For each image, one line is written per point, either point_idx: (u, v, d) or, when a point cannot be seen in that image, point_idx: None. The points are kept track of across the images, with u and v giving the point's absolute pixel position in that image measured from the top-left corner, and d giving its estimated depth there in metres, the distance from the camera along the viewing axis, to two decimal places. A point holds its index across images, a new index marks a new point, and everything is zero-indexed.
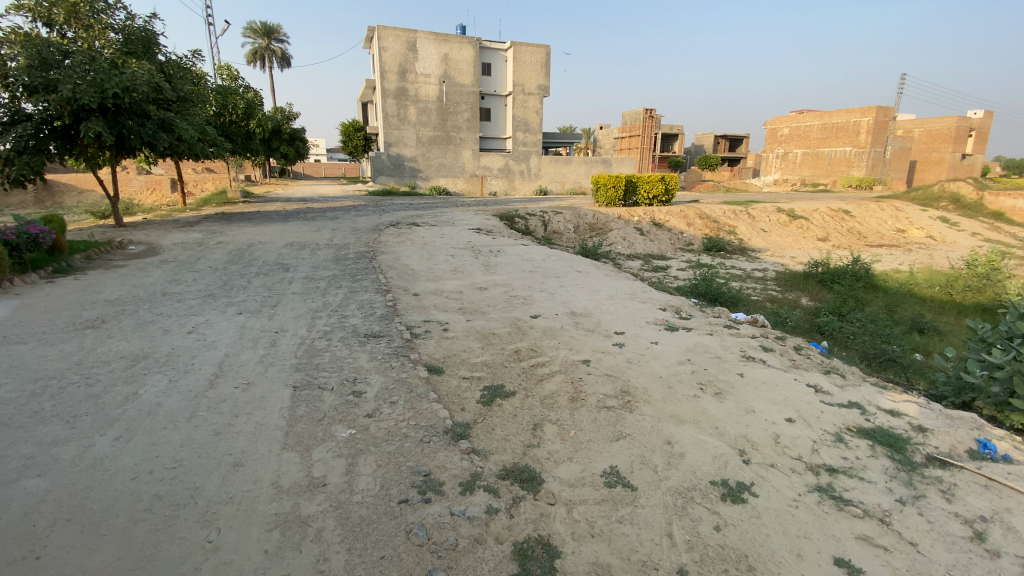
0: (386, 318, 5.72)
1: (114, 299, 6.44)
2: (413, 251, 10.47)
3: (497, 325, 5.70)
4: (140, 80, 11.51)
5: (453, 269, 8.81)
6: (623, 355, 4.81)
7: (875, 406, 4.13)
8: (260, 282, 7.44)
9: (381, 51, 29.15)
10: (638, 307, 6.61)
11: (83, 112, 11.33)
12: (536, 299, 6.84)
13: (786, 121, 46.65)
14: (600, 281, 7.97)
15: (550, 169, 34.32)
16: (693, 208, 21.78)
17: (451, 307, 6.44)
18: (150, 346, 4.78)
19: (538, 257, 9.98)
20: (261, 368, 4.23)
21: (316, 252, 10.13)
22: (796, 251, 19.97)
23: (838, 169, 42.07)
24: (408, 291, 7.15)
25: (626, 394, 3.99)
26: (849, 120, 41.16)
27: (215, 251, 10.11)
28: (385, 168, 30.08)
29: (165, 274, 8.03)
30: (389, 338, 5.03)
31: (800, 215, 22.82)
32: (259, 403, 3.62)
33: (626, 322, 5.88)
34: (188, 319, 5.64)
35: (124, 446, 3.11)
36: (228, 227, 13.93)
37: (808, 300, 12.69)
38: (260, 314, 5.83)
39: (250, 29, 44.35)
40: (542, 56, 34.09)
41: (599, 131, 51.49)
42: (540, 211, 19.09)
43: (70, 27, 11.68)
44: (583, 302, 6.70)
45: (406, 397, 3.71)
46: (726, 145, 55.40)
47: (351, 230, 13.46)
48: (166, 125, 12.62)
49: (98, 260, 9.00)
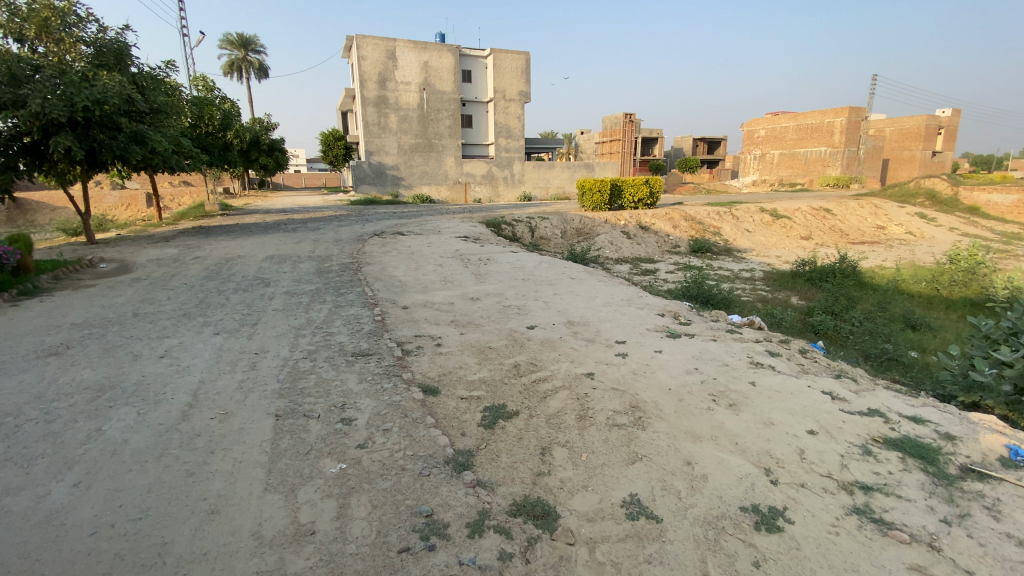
0: (374, 334, 5.40)
1: (80, 322, 6.01)
2: (400, 261, 10.15)
3: (493, 337, 5.41)
4: (111, 92, 10.97)
5: (442, 279, 8.52)
6: (627, 366, 4.55)
7: (896, 413, 3.93)
8: (239, 299, 7.05)
9: (360, 60, 28.85)
10: (636, 313, 6.38)
11: (52, 127, 10.78)
12: (530, 308, 6.57)
13: (763, 123, 47.34)
14: (594, 288, 7.74)
15: (533, 174, 34.22)
16: (677, 210, 21.78)
17: (443, 320, 6.14)
18: (118, 374, 4.39)
19: (529, 264, 9.73)
20: (240, 395, 3.88)
21: (299, 265, 9.76)
22: (780, 250, 20.04)
23: (815, 168, 42.74)
24: (397, 304, 6.84)
25: (636, 409, 3.73)
26: (823, 120, 41.86)
27: (192, 267, 9.67)
28: (368, 177, 29.67)
29: (138, 293, 7.60)
30: (378, 356, 4.71)
31: (783, 215, 22.96)
32: (238, 436, 3.28)
33: (626, 330, 5.64)
34: (161, 341, 5.24)
35: (83, 493, 2.74)
36: (206, 242, 13.45)
37: (799, 299, 12.66)
38: (240, 334, 5.46)
39: (225, 40, 43.67)
40: (521, 62, 34.07)
41: (581, 135, 51.70)
42: (527, 217, 18.90)
43: (41, 42, 11.13)
44: (580, 310, 6.44)
45: (401, 423, 3.40)
46: (705, 148, 56.05)
47: (334, 241, 13.07)
48: (139, 137, 12.09)
49: (67, 280, 8.54)
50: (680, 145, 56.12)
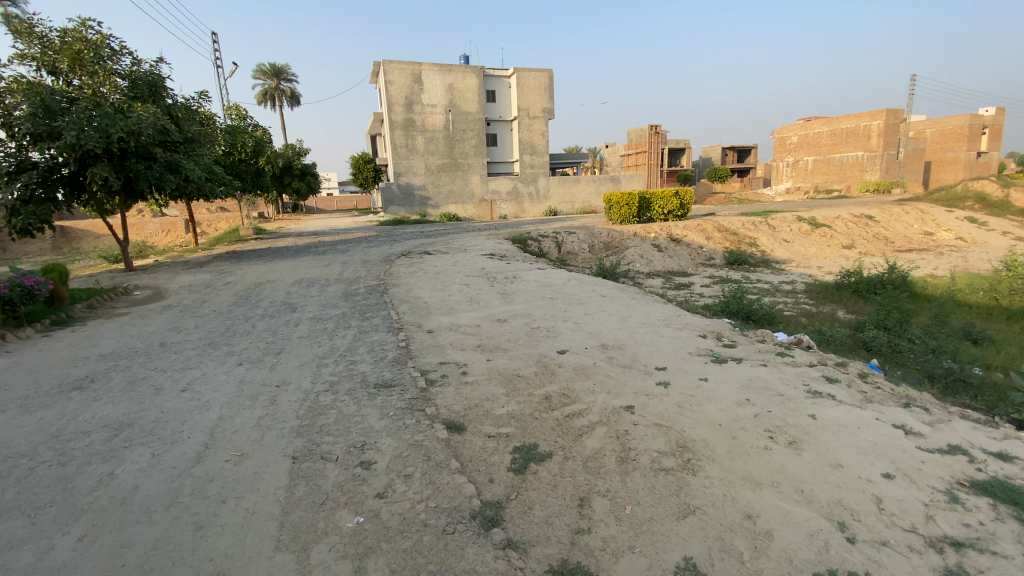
0: (399, 362, 5.18)
1: (108, 353, 6.00)
2: (426, 282, 10.01)
3: (522, 364, 5.12)
4: (145, 123, 11.35)
5: (468, 300, 8.30)
6: (670, 398, 4.20)
7: (982, 449, 3.42)
8: (264, 326, 6.97)
9: (387, 85, 29.49)
10: (675, 335, 5.99)
11: (89, 158, 11.15)
12: (560, 331, 6.26)
13: (794, 129, 46.10)
14: (628, 306, 7.37)
15: (559, 190, 34.03)
16: (710, 221, 21.13)
17: (469, 345, 5.87)
18: (137, 410, 4.26)
19: (558, 282, 9.42)
20: (258, 434, 3.68)
21: (325, 288, 9.72)
22: (821, 260, 19.17)
23: (852, 174, 41.22)
24: (422, 328, 6.63)
25: (684, 450, 3.38)
26: (859, 124, 40.46)
27: (222, 293, 9.74)
28: (396, 198, 30.07)
29: (167, 322, 7.63)
30: (402, 388, 4.46)
31: (822, 223, 22.03)
32: (252, 482, 3.07)
33: (665, 354, 5.27)
34: (183, 373, 5.14)
35: (85, 549, 2.55)
36: (237, 266, 13.66)
37: (845, 313, 11.95)
38: (262, 364, 5.32)
39: (259, 71, 45.43)
40: (545, 79, 34.19)
41: (606, 149, 51.35)
42: (554, 232, 18.64)
43: (76, 75, 11.62)
44: (614, 333, 6.09)
45: (424, 467, 3.12)
46: (734, 157, 54.98)
47: (361, 262, 13.08)
48: (173, 166, 12.44)
49: (100, 309, 8.68)
50: (708, 155, 55.17)
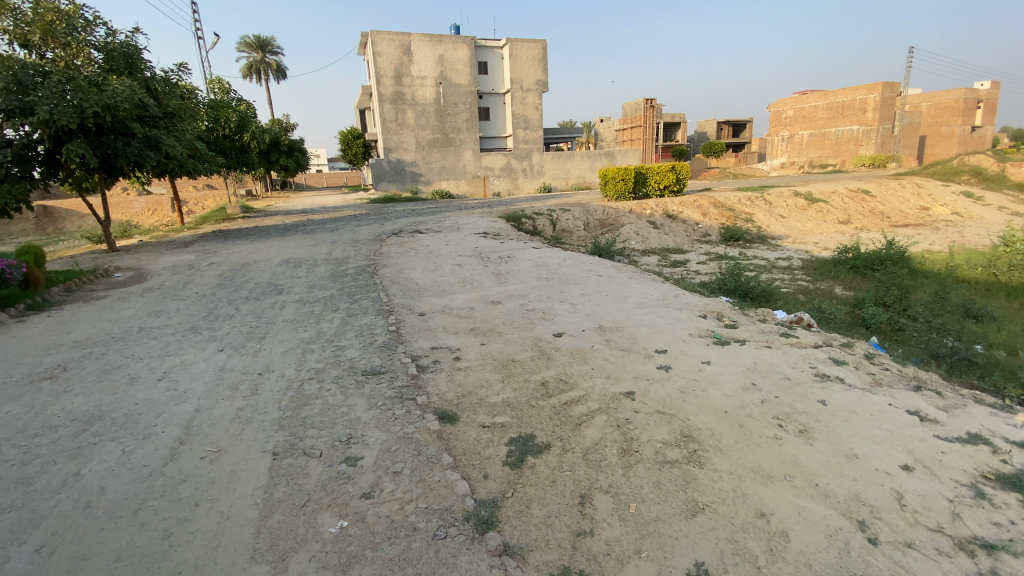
0: (388, 348, 4.94)
1: (84, 339, 5.73)
2: (418, 262, 9.73)
3: (517, 348, 4.90)
4: (121, 96, 10.79)
5: (461, 281, 8.06)
6: (672, 383, 4.00)
7: (1003, 439, 3.27)
8: (248, 309, 6.70)
9: (376, 57, 28.56)
10: (675, 316, 5.79)
11: (64, 134, 10.63)
12: (556, 313, 6.03)
13: (790, 103, 45.43)
14: (626, 286, 7.15)
15: (553, 165, 33.45)
16: (706, 197, 20.85)
17: (462, 328, 5.64)
18: (109, 402, 4.02)
19: (553, 261, 9.18)
20: (236, 428, 3.46)
21: (314, 269, 9.43)
22: (817, 236, 19.01)
23: (847, 148, 40.85)
24: (414, 311, 6.38)
25: (690, 439, 3.19)
26: (855, 98, 39.93)
27: (206, 274, 9.42)
28: (386, 175, 29.46)
29: (148, 305, 7.34)
30: (391, 375, 4.24)
31: (819, 198, 21.80)
32: (228, 482, 2.86)
33: (666, 336, 5.06)
34: (161, 361, 4.89)
35: (42, 563, 2.35)
36: (224, 246, 13.30)
37: (843, 290, 11.83)
38: (245, 350, 5.07)
39: (244, 42, 43.97)
40: (538, 51, 33.23)
41: (600, 123, 50.49)
42: (548, 210, 18.29)
43: (49, 48, 10.99)
44: (612, 314, 5.87)
45: (413, 463, 2.91)
46: (730, 132, 54.33)
47: (351, 242, 12.74)
48: (153, 142, 11.91)
49: (79, 291, 8.37)
50: (703, 129, 54.50)
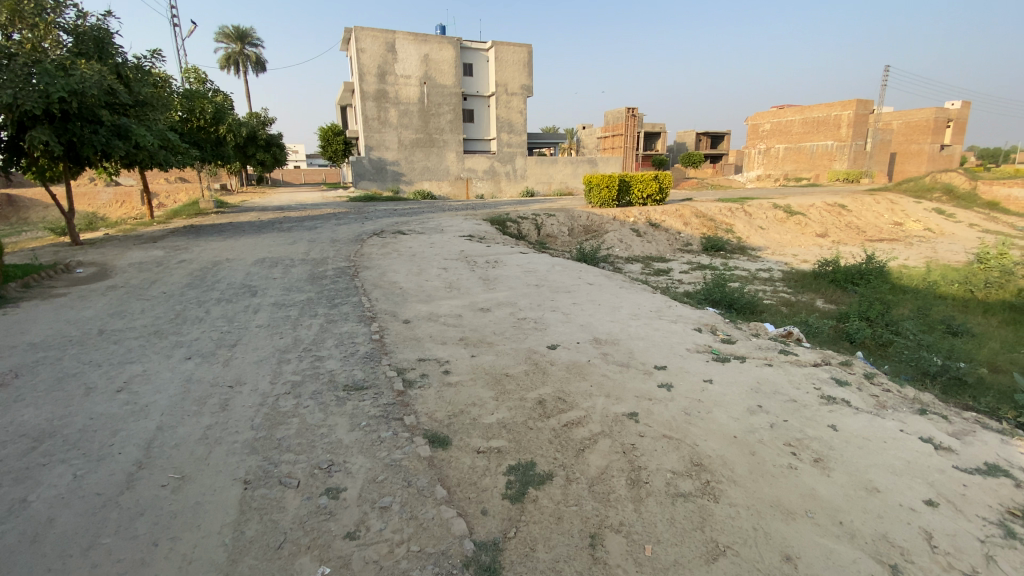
0: (371, 359, 4.62)
1: (36, 342, 5.23)
2: (401, 265, 9.38)
3: (510, 361, 4.63)
4: (90, 82, 10.15)
5: (447, 286, 7.75)
6: (676, 403, 3.78)
7: (1018, 471, 3.19)
8: (220, 313, 6.26)
9: (359, 53, 28.03)
10: (671, 329, 5.60)
11: (26, 119, 9.95)
12: (549, 323, 5.78)
13: (768, 116, 46.37)
14: (618, 296, 6.95)
15: (536, 170, 33.31)
16: (688, 206, 20.95)
17: (450, 338, 5.34)
18: (59, 416, 3.60)
19: (542, 268, 8.93)
20: (203, 450, 3.10)
21: (291, 270, 8.99)
22: (796, 248, 19.27)
23: (821, 163, 41.83)
24: (398, 318, 6.05)
25: (701, 469, 2.98)
26: (830, 114, 40.97)
27: (175, 272, 8.90)
28: (367, 173, 28.92)
29: (110, 305, 6.82)
30: (375, 391, 3.92)
31: (797, 211, 22.14)
32: (194, 516, 2.52)
33: (664, 351, 4.86)
34: (122, 369, 4.46)
35: None
36: (195, 242, 12.68)
37: (824, 303, 11.91)
38: (215, 358, 4.68)
39: (222, 33, 42.81)
40: (524, 55, 33.11)
41: (583, 130, 50.69)
42: (532, 214, 18.09)
43: (14, 28, 10.25)
44: (606, 325, 5.65)
45: (403, 497, 2.63)
46: (708, 143, 55.26)
47: (330, 241, 12.29)
48: (122, 131, 11.25)
49: (36, 287, 7.78)
50: (682, 140, 55.25)
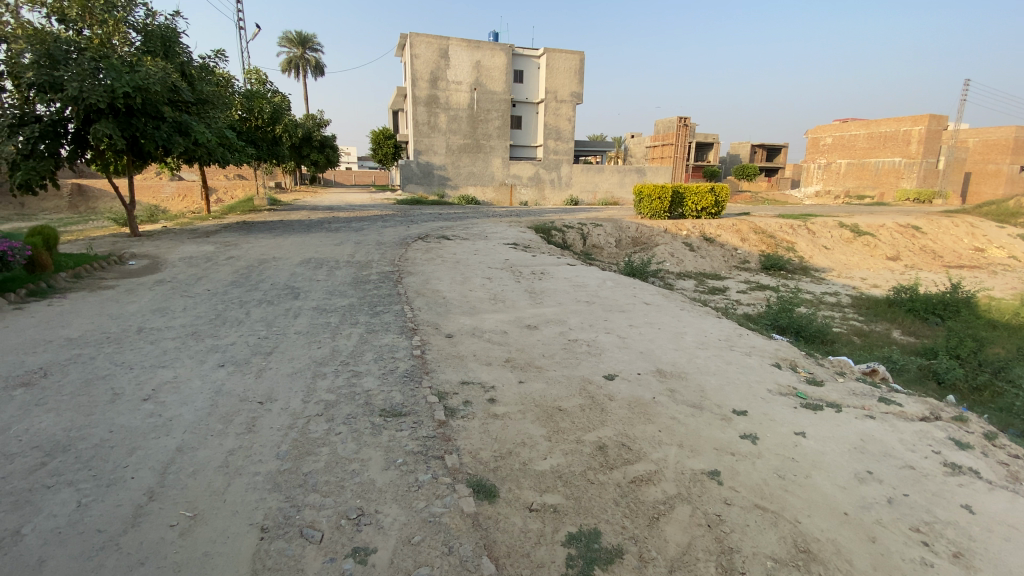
0: (411, 379, 4.22)
1: (75, 338, 5.12)
2: (445, 272, 9.05)
3: (562, 391, 4.12)
4: (154, 78, 10.38)
5: (493, 298, 7.33)
6: (766, 462, 3.21)
7: None
8: (259, 315, 6.05)
9: (413, 59, 28.35)
10: (745, 363, 4.94)
11: (93, 113, 10.23)
12: (603, 347, 5.22)
13: (830, 130, 43.78)
14: (680, 319, 6.32)
15: (583, 178, 32.61)
16: (746, 221, 19.86)
17: (495, 358, 4.88)
18: (81, 426, 3.36)
19: (592, 282, 8.38)
20: (221, 483, 2.75)
21: (335, 272, 8.81)
22: (864, 271, 17.90)
23: (887, 180, 39.36)
24: (440, 331, 5.66)
25: (809, 559, 2.43)
26: (899, 129, 38.48)
27: (222, 269, 8.89)
28: (414, 177, 29.26)
29: (154, 300, 6.76)
30: (414, 419, 3.48)
31: (866, 231, 20.62)
32: (200, 572, 2.16)
33: (740, 391, 4.23)
34: (152, 374, 4.23)
35: None
36: (245, 239, 12.84)
37: (901, 335, 10.83)
38: (248, 367, 4.40)
39: (285, 37, 44.59)
40: (576, 62, 32.54)
41: (631, 139, 49.62)
42: (579, 223, 17.52)
43: (85, 24, 10.60)
44: (669, 354, 5.04)
45: (443, 570, 2.18)
46: (763, 155, 53.19)
47: (375, 244, 12.16)
48: (183, 128, 11.50)
49: (87, 279, 7.86)
50: (737, 152, 53.32)
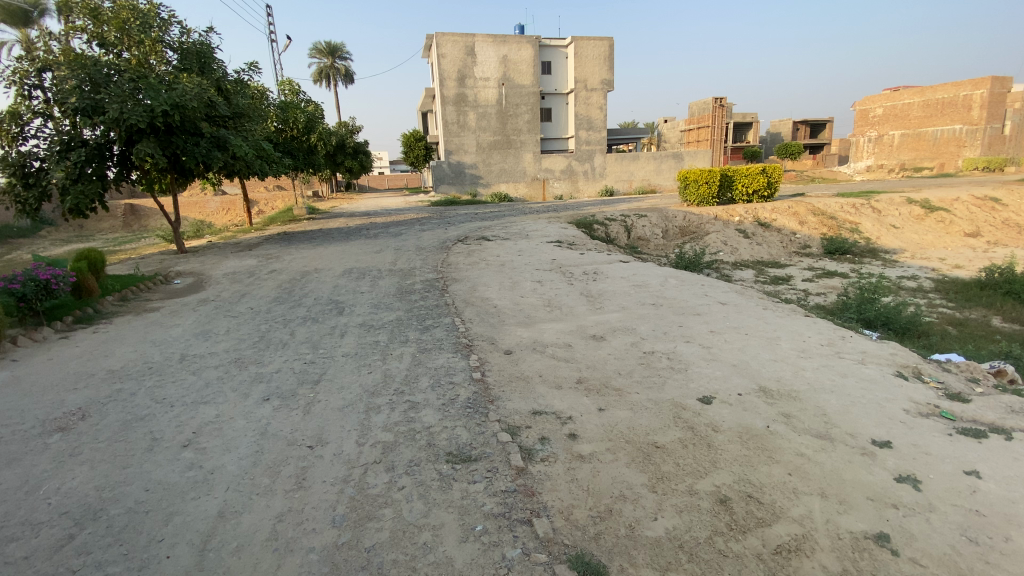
0: (476, 410, 3.67)
1: (117, 370, 4.84)
2: (491, 276, 8.50)
3: (656, 420, 3.49)
4: (190, 95, 10.28)
5: (548, 305, 6.73)
6: (944, 518, 2.53)
7: None
8: (304, 336, 5.66)
9: (440, 58, 28.04)
10: (866, 377, 4.17)
11: (135, 134, 10.19)
12: (688, 361, 4.53)
13: (880, 100, 40.82)
14: (768, 322, 5.54)
15: (616, 167, 31.23)
16: (802, 203, 18.53)
17: (566, 378, 4.28)
18: (115, 484, 2.97)
19: (653, 281, 7.66)
20: (272, 565, 2.27)
21: (378, 282, 8.42)
22: (942, 251, 16.32)
23: (946, 150, 36.41)
24: (497, 347, 5.10)
25: None
26: (958, 94, 35.31)
27: (265, 285, 8.64)
28: (447, 177, 28.95)
29: (197, 322, 6.49)
30: (488, 467, 2.93)
31: (938, 206, 18.87)
32: None
33: (873, 418, 3.50)
34: (194, 412, 3.85)
35: None
36: (287, 250, 12.69)
37: (1003, 322, 9.58)
38: (296, 401, 3.96)
39: (314, 48, 45.28)
40: (605, 48, 31.39)
41: (665, 124, 47.85)
42: (622, 215, 16.65)
43: (124, 47, 10.53)
44: (770, 367, 4.33)
45: None
46: (808, 131, 50.43)
47: (415, 249, 11.77)
48: (221, 142, 11.40)
49: (134, 301, 7.72)
50: (779, 130, 50.80)
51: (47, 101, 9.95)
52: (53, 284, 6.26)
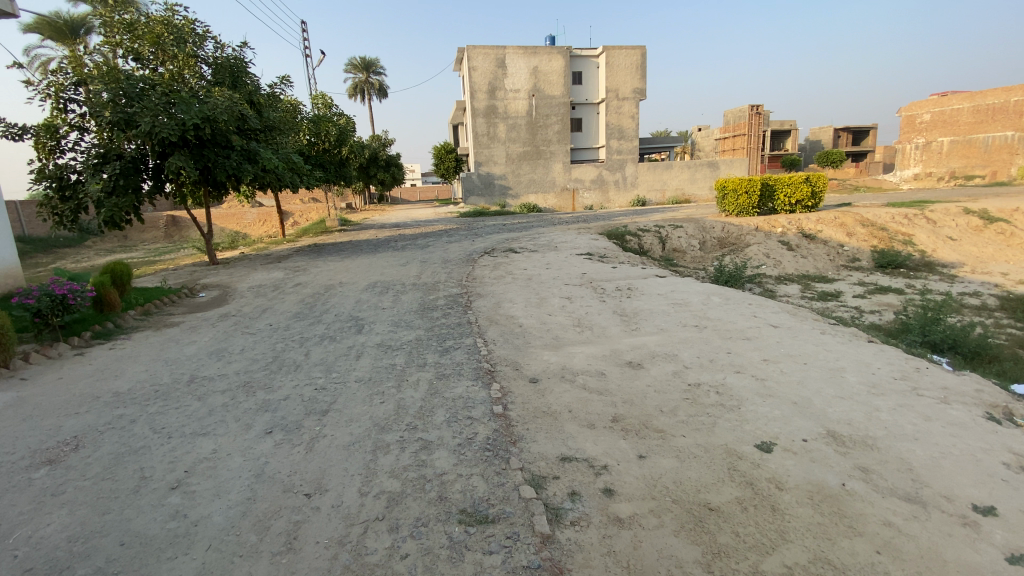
0: (496, 454, 3.21)
1: (123, 393, 4.61)
2: (518, 292, 8.07)
3: (707, 473, 2.96)
4: (221, 108, 10.29)
5: (579, 325, 6.23)
6: None
7: None
8: (318, 357, 5.34)
9: (471, 71, 28.06)
10: (954, 421, 3.51)
11: (168, 147, 10.27)
12: (740, 396, 3.96)
13: (927, 105, 37.92)
14: (828, 349, 4.89)
15: (649, 176, 30.59)
16: (849, 213, 17.46)
17: (600, 414, 3.79)
18: (90, 534, 2.66)
19: (694, 299, 7.07)
20: None
21: (401, 297, 8.13)
22: (1005, 265, 15.03)
23: (999, 157, 34.05)
24: (522, 375, 4.64)
25: None
26: (1009, 99, 33.47)
27: (287, 299, 8.46)
28: (476, 188, 28.86)
29: (214, 340, 6.28)
30: (507, 532, 2.47)
31: (998, 217, 17.47)
32: None
33: (975, 475, 2.89)
34: (191, 445, 3.54)
35: None
36: (314, 262, 12.61)
37: None
38: (300, 435, 3.60)
39: (350, 65, 46.29)
40: (638, 57, 30.77)
41: (700, 133, 46.73)
42: (656, 225, 16.00)
43: (159, 62, 10.75)
44: (837, 406, 3.73)
45: None
46: (849, 138, 48.51)
47: (441, 262, 11.48)
48: (251, 155, 11.42)
49: (156, 315, 7.63)
50: (818, 137, 48.74)
51: (84, 115, 10.14)
52: (70, 300, 6.14)
